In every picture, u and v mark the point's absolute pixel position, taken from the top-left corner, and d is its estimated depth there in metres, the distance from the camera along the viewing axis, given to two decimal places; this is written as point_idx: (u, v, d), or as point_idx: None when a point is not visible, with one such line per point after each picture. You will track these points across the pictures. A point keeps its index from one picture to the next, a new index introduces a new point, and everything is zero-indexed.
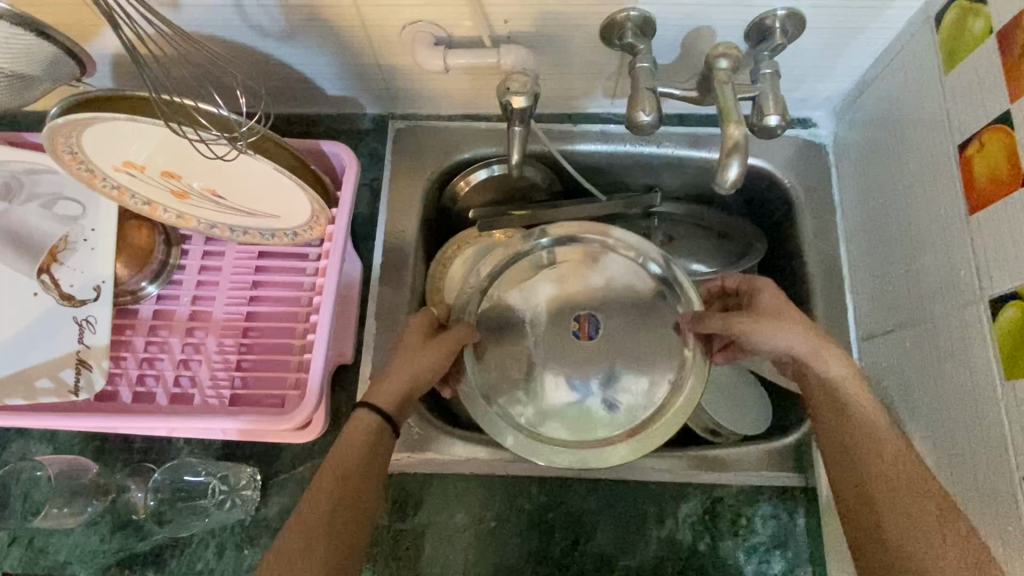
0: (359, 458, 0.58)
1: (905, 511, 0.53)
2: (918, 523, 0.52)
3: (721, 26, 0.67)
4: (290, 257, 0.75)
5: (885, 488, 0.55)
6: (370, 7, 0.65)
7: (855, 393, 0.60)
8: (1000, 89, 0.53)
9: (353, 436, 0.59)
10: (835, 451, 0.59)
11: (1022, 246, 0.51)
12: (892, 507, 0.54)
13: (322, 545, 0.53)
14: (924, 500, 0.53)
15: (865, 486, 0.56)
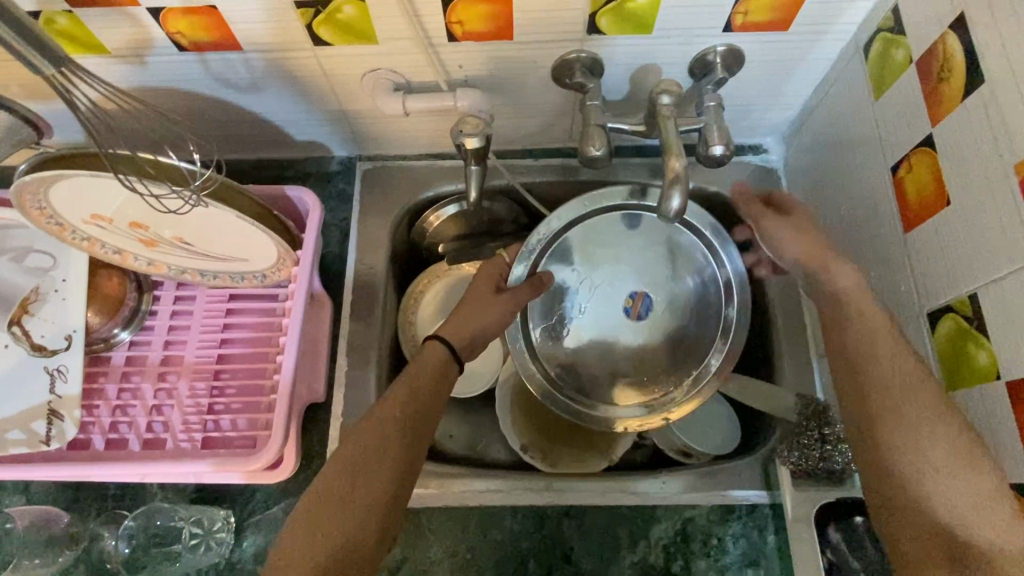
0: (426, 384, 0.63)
1: (898, 405, 0.52)
2: (908, 416, 0.51)
3: (665, 64, 0.71)
4: (260, 299, 0.76)
5: (900, 397, 0.52)
6: (331, 59, 0.69)
7: (859, 309, 0.59)
8: (922, 115, 0.57)
9: (424, 363, 0.64)
10: (840, 357, 0.59)
11: (951, 262, 0.53)
12: (885, 401, 0.53)
13: (377, 462, 0.57)
14: (918, 395, 0.51)
15: (861, 383, 0.55)
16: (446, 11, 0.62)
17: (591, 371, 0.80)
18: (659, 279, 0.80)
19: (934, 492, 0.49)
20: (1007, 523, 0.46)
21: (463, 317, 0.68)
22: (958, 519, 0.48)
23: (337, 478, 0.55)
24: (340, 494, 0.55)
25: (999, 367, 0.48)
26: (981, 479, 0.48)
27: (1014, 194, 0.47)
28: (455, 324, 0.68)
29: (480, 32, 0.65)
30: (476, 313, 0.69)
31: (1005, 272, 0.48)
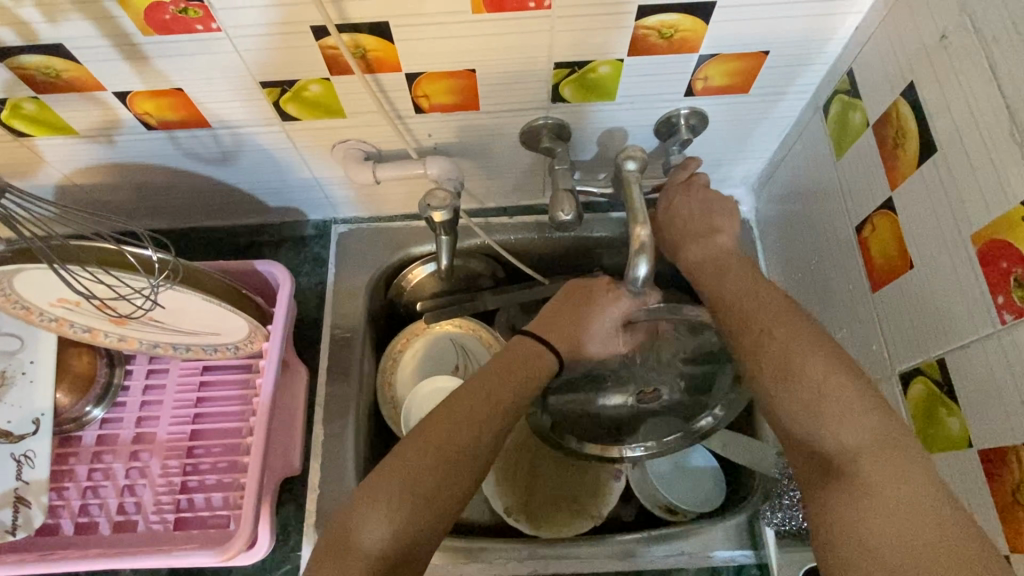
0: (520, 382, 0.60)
1: (757, 312, 0.57)
2: (769, 323, 0.56)
3: (631, 127, 0.72)
4: (234, 370, 0.76)
5: (756, 336, 0.56)
6: (300, 131, 0.69)
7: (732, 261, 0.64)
8: (881, 176, 0.57)
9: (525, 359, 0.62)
10: (711, 270, 0.64)
11: (918, 324, 0.53)
12: (750, 308, 0.58)
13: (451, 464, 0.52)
14: (770, 307, 0.57)
15: (726, 297, 0.61)
16: (412, 86, 0.63)
17: (581, 422, 0.78)
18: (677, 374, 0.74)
19: (784, 417, 0.52)
20: (845, 422, 0.49)
21: (570, 325, 0.67)
22: (802, 428, 0.51)
23: (427, 461, 0.52)
24: (434, 479, 0.51)
25: (971, 435, 0.48)
26: (814, 387, 0.51)
27: (972, 261, 0.47)
28: (562, 333, 0.66)
29: (446, 103, 0.66)
30: (586, 328, 0.67)
31: (970, 339, 0.47)
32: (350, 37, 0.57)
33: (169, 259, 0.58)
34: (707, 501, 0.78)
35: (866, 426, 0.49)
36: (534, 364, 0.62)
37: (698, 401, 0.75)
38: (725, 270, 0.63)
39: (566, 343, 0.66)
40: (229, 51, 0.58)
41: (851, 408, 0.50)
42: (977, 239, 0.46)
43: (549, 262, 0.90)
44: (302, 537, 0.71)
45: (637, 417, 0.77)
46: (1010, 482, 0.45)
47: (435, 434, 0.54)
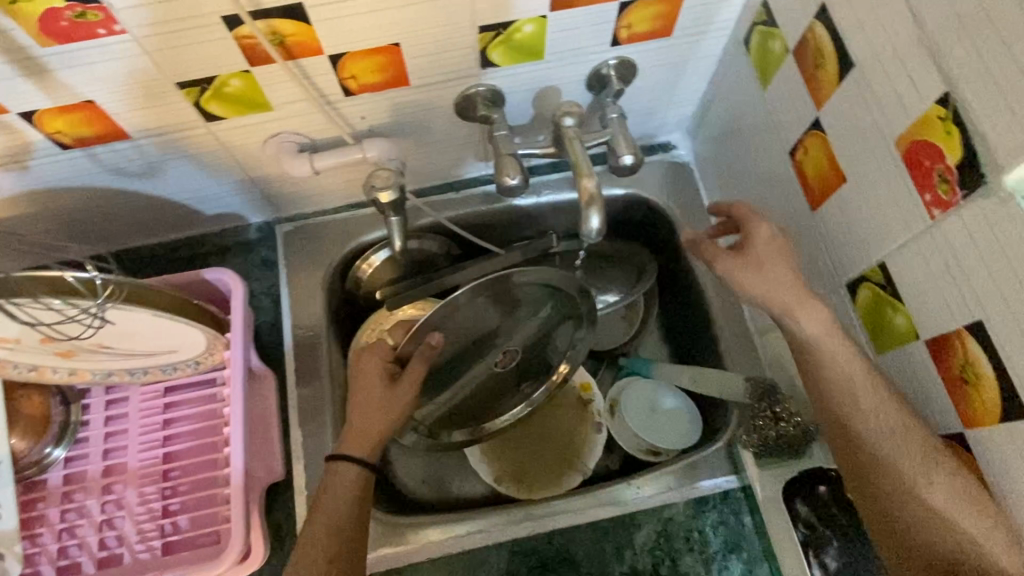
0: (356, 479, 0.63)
1: (858, 403, 0.54)
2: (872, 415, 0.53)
3: (563, 84, 0.72)
4: (199, 386, 0.74)
5: (850, 434, 0.55)
6: (227, 131, 0.67)
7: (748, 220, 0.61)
8: (807, 99, 0.59)
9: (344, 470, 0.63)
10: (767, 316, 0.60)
11: (857, 234, 0.56)
12: (845, 397, 0.55)
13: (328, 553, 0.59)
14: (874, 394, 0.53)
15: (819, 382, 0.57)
16: (337, 68, 0.62)
17: (459, 405, 0.80)
18: (525, 320, 0.76)
19: (895, 504, 0.53)
20: (970, 519, 0.48)
21: (363, 424, 0.64)
22: (921, 517, 0.52)
23: (355, 506, 0.62)
24: (352, 517, 0.61)
25: (917, 327, 0.51)
26: (933, 485, 0.50)
27: (898, 165, 0.50)
28: (361, 437, 0.64)
29: (375, 83, 0.65)
30: (380, 413, 0.65)
31: (905, 238, 0.50)
32: (265, 23, 0.55)
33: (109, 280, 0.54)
34: (684, 437, 0.80)
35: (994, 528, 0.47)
36: (342, 478, 0.63)
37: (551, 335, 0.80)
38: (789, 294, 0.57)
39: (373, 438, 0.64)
40: (137, 53, 0.55)
41: (974, 504, 0.48)
42: (900, 144, 0.49)
43: (502, 231, 0.90)
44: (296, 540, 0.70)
45: (507, 378, 0.81)
46: (957, 364, 0.48)
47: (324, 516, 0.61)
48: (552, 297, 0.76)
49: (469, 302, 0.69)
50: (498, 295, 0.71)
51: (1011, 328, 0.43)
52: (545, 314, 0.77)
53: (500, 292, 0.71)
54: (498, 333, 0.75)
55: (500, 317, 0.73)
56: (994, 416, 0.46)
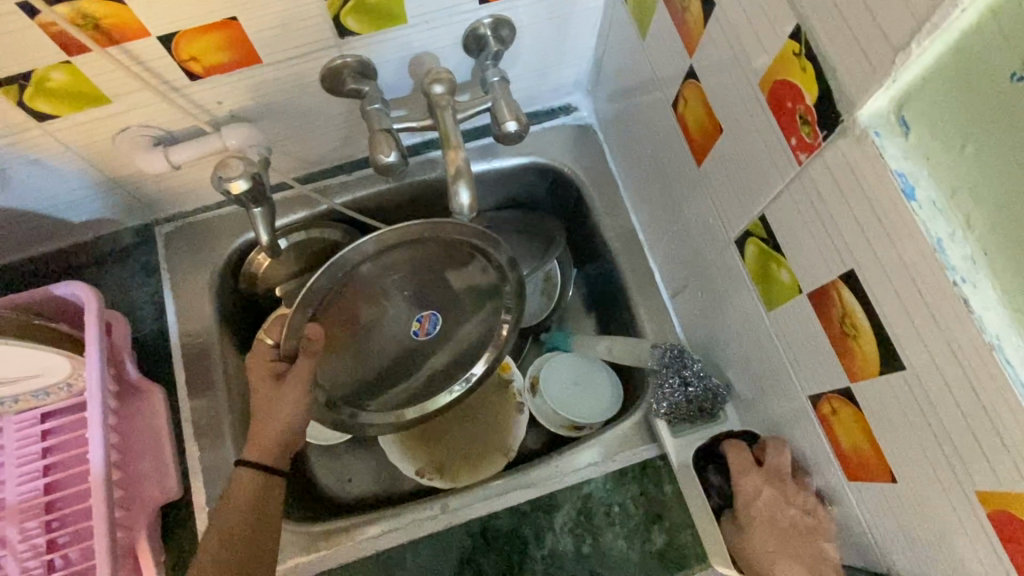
0: (256, 484, 0.57)
1: None
2: None
3: (438, 49, 0.67)
4: (81, 409, 0.69)
5: None
6: (66, 130, 0.61)
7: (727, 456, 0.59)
8: (680, 47, 0.55)
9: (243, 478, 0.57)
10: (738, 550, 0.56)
11: (738, 187, 0.53)
12: None
13: (230, 554, 0.54)
14: None
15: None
16: (172, 50, 0.56)
17: (383, 387, 0.74)
18: (434, 289, 0.68)
19: None
20: None
21: (264, 431, 0.59)
22: None
23: (255, 510, 0.56)
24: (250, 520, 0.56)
25: (799, 282, 0.48)
26: None
27: (764, 109, 0.46)
28: (261, 443, 0.59)
29: (222, 63, 0.59)
30: (278, 413, 0.58)
31: (778, 187, 0.47)
32: (68, 7, 0.49)
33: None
34: (603, 410, 0.77)
35: None
36: (244, 492, 0.57)
37: (480, 302, 0.73)
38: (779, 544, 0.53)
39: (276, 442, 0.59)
40: None
41: None
42: (763, 86, 0.45)
43: (404, 213, 0.85)
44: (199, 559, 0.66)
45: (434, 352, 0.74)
46: (836, 317, 0.45)
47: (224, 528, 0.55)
48: (464, 258, 0.67)
49: (375, 263, 0.61)
50: (394, 261, 0.63)
51: (880, 272, 0.40)
52: (456, 280, 0.69)
53: (408, 251, 0.62)
54: (414, 298, 0.68)
55: (403, 287, 0.66)
56: (875, 368, 0.43)
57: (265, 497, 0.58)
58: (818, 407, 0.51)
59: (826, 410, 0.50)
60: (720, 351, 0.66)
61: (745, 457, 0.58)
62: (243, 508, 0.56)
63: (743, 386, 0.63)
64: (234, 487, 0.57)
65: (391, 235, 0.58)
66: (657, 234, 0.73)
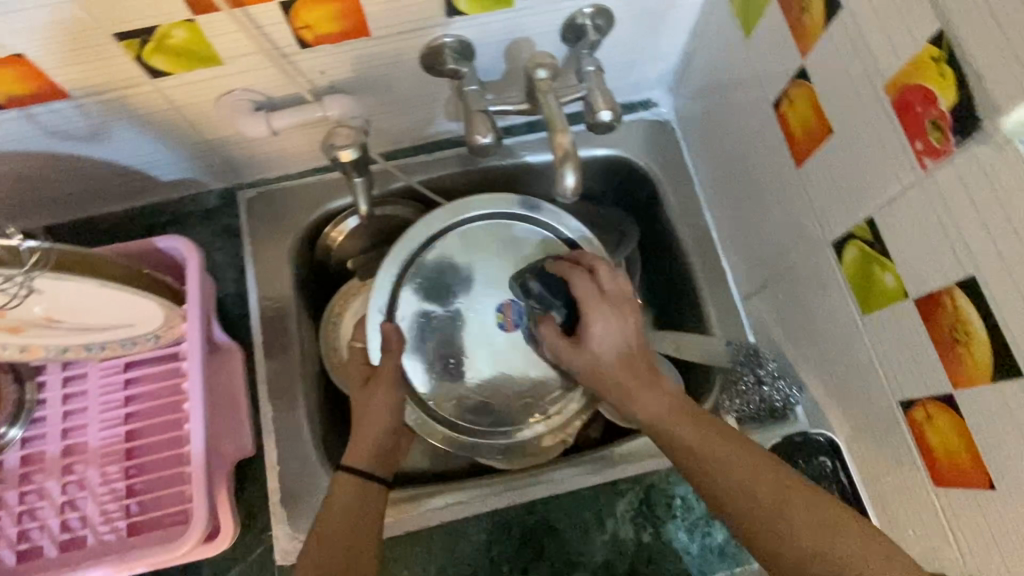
0: (351, 494, 0.58)
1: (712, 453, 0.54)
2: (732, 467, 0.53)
3: (536, 35, 0.68)
4: (162, 361, 0.71)
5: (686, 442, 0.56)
6: (174, 88, 0.62)
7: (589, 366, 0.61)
8: (791, 48, 0.55)
9: (341, 489, 0.58)
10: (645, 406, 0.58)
11: (844, 189, 0.53)
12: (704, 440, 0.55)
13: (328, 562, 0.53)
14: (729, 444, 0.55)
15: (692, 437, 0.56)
16: (290, 17, 0.57)
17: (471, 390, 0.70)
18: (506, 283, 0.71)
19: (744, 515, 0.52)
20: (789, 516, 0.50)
21: (361, 432, 0.61)
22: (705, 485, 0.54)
23: (356, 517, 0.56)
24: (352, 528, 0.55)
25: (906, 285, 0.49)
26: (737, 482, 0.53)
27: (887, 113, 0.47)
28: (362, 446, 0.60)
29: (332, 34, 0.60)
30: (370, 413, 0.61)
31: (893, 191, 0.48)
32: None
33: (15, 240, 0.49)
34: None
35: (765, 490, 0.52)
36: (342, 496, 0.57)
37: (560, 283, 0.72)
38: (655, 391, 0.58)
39: (371, 448, 0.60)
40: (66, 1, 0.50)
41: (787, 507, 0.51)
42: (890, 89, 0.46)
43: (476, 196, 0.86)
44: (270, 516, 0.68)
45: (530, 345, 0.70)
46: (945, 323, 0.46)
47: (323, 533, 0.55)
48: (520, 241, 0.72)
49: (434, 250, 0.71)
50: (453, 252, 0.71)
51: (1005, 281, 0.40)
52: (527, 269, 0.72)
53: (460, 234, 0.72)
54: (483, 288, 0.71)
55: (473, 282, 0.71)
56: (985, 375, 0.43)
57: (365, 507, 0.57)
58: (909, 411, 0.52)
59: (916, 414, 0.51)
60: (796, 354, 0.66)
61: (590, 290, 0.62)
62: (342, 513, 0.56)
63: (818, 389, 0.64)
64: (330, 495, 0.58)
65: (446, 227, 0.72)
66: (735, 233, 0.73)
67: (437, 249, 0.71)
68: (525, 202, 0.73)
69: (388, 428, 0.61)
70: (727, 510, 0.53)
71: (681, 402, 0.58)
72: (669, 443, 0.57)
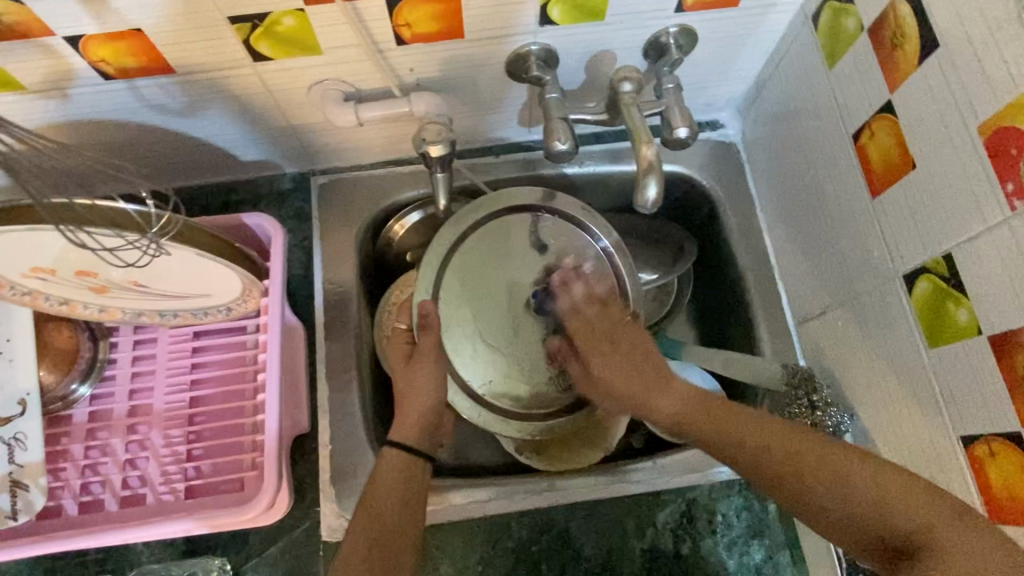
0: (399, 466, 0.61)
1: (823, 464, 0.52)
2: (833, 472, 0.52)
3: (619, 49, 0.70)
4: (228, 333, 0.73)
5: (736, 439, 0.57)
6: (272, 72, 0.65)
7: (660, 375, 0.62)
8: (879, 81, 0.57)
9: (389, 462, 0.61)
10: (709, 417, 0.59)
11: (921, 224, 0.54)
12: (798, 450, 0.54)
13: (381, 527, 0.56)
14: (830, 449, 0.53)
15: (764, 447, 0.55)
16: (393, 14, 0.59)
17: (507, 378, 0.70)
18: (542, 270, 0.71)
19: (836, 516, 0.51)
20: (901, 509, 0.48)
21: (409, 408, 0.64)
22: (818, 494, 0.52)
23: (405, 489, 0.59)
24: (402, 499, 0.58)
25: (980, 322, 0.50)
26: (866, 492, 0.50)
27: (978, 153, 0.48)
28: (408, 422, 0.63)
29: (429, 32, 0.62)
30: (415, 390, 0.64)
31: (978, 230, 0.49)
32: None
33: (165, 213, 0.54)
34: None
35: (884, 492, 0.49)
36: (390, 468, 0.61)
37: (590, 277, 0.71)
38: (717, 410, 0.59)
39: (413, 422, 0.63)
40: None
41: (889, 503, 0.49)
42: (984, 130, 0.47)
43: None
44: (318, 493, 0.70)
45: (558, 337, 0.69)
46: (1021, 362, 0.47)
47: (376, 502, 0.58)
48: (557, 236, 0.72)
49: (471, 240, 0.71)
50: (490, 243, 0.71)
51: None
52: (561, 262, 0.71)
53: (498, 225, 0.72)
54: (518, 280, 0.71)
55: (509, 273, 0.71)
56: None
57: (410, 478, 0.60)
58: (970, 448, 0.52)
59: (977, 450, 0.52)
60: (850, 383, 0.67)
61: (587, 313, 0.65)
62: (392, 483, 0.59)
63: (870, 419, 0.64)
64: (377, 468, 0.61)
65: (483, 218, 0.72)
66: (796, 258, 0.75)
67: (476, 236, 0.71)
68: (546, 195, 0.72)
69: (432, 406, 0.64)
70: (803, 492, 0.52)
71: (732, 407, 0.59)
72: (732, 456, 0.56)
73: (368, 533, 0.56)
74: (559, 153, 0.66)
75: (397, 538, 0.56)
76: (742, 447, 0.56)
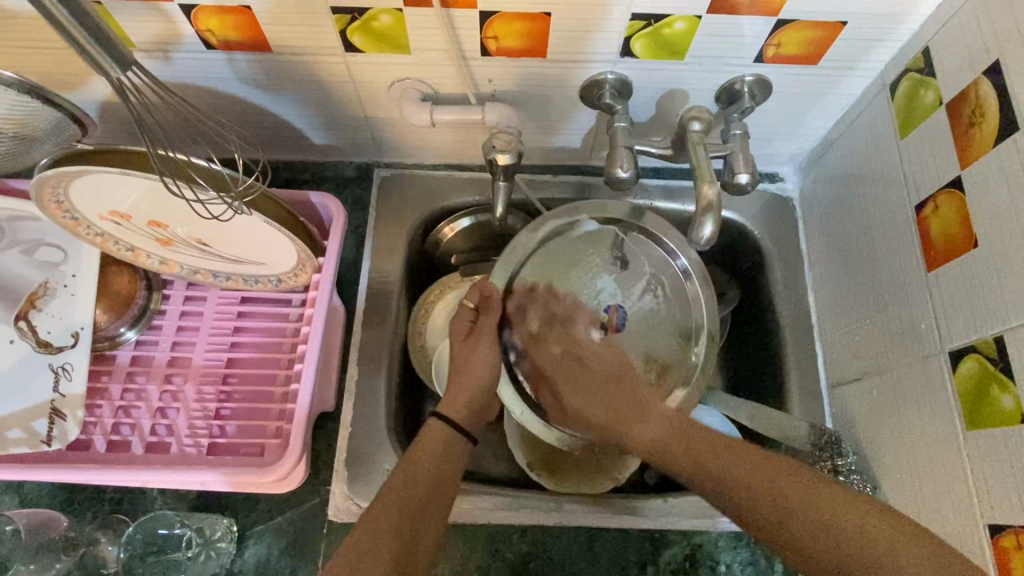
0: (438, 443, 0.61)
1: (796, 499, 0.50)
2: (803, 504, 0.50)
3: (693, 90, 0.71)
4: (274, 303, 0.75)
5: (720, 478, 0.53)
6: (360, 64, 0.68)
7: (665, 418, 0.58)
8: (951, 156, 0.57)
9: (431, 436, 0.61)
10: (685, 449, 0.56)
11: (975, 303, 0.54)
12: (776, 492, 0.51)
13: (411, 499, 0.57)
14: (795, 476, 0.51)
15: (736, 478, 0.53)
16: (483, 26, 0.62)
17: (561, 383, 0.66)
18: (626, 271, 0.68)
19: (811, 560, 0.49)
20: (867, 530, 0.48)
21: (464, 387, 0.62)
22: (802, 543, 0.49)
23: (439, 466, 0.59)
24: (437, 475, 0.59)
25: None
26: (844, 528, 0.48)
27: None
28: (460, 400, 0.62)
29: (514, 48, 0.65)
30: (473, 367, 0.63)
31: None
32: None
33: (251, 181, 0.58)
34: None
35: (859, 517, 0.48)
36: (429, 444, 0.61)
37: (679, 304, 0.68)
38: (705, 442, 0.55)
39: (459, 408, 0.62)
40: None
41: (860, 521, 0.48)
42: None
43: None
44: (331, 472, 0.72)
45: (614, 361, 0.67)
46: None
47: (411, 474, 0.58)
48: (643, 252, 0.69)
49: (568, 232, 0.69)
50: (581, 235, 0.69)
51: None
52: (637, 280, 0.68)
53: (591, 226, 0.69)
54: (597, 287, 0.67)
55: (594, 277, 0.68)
56: None
57: (446, 458, 0.60)
58: (996, 537, 0.51)
59: (1004, 543, 0.50)
60: (875, 452, 0.66)
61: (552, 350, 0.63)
62: (428, 457, 0.60)
63: (892, 492, 0.63)
64: (419, 436, 0.61)
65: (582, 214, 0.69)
66: (838, 320, 0.74)
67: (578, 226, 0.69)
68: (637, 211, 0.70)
69: (482, 388, 0.63)
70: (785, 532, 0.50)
71: (706, 436, 0.56)
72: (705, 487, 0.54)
73: (395, 503, 0.56)
74: (619, 178, 0.67)
75: (423, 511, 0.57)
76: (717, 481, 0.53)
